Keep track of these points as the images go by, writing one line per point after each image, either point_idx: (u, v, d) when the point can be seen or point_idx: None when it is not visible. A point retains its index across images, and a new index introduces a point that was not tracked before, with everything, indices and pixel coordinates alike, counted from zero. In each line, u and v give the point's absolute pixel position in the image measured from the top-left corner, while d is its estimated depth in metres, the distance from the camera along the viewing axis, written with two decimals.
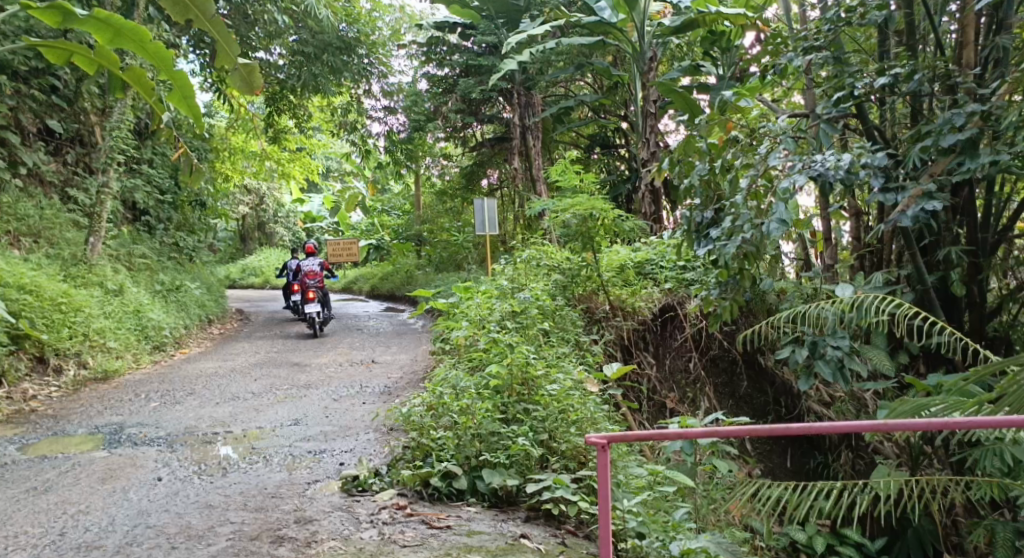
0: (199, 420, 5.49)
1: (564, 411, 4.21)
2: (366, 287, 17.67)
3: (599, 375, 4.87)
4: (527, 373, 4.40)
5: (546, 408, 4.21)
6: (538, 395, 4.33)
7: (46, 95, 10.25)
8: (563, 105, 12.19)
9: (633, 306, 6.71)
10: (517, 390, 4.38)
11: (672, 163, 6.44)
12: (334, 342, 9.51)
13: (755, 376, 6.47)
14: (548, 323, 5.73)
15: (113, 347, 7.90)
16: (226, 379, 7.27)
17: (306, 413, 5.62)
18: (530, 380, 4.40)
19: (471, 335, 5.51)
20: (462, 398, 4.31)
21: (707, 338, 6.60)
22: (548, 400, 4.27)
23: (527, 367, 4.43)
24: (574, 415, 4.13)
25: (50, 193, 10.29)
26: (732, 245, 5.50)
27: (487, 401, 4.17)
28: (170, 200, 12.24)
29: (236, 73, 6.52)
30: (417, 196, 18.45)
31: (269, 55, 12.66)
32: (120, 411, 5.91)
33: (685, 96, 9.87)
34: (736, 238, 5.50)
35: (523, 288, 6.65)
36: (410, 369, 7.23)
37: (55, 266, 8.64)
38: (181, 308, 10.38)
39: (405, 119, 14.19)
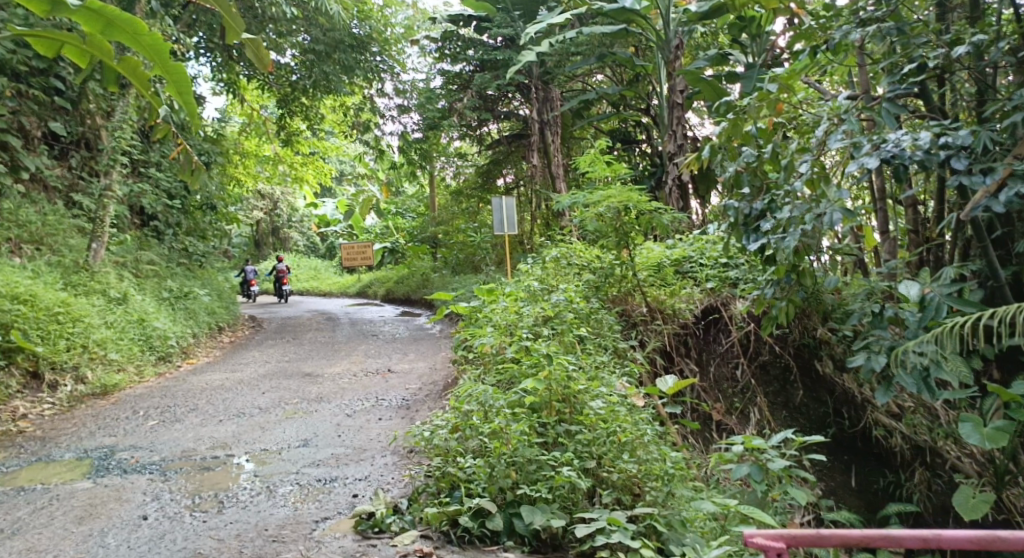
0: (197, 442, 4.96)
1: (612, 432, 3.62)
2: (380, 291, 17.13)
3: (653, 390, 4.25)
4: (569, 390, 3.79)
5: (592, 430, 3.64)
6: (582, 414, 3.76)
7: (48, 97, 9.62)
8: (584, 98, 11.58)
9: (674, 307, 6.13)
10: (557, 409, 3.79)
11: (713, 150, 5.77)
12: (348, 349, 8.98)
13: (812, 385, 5.89)
14: (585, 329, 5.16)
15: (115, 359, 7.40)
16: (232, 393, 6.74)
17: (316, 432, 5.07)
18: (573, 397, 3.82)
19: (499, 343, 4.97)
20: (490, 421, 3.72)
21: (757, 342, 6.02)
22: (593, 420, 3.68)
23: (566, 382, 3.82)
24: (625, 437, 3.54)
25: (54, 199, 9.86)
26: (794, 237, 4.82)
27: (523, 422, 3.60)
28: (179, 204, 11.78)
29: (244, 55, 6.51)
30: (431, 198, 17.91)
31: (280, 58, 12.28)
32: (113, 432, 5.39)
33: (713, 86, 9.18)
34: (795, 229, 4.84)
35: (554, 290, 6.07)
36: (430, 379, 6.67)
37: (55, 274, 8.17)
38: (189, 316, 9.85)
39: (418, 118, 13.47)
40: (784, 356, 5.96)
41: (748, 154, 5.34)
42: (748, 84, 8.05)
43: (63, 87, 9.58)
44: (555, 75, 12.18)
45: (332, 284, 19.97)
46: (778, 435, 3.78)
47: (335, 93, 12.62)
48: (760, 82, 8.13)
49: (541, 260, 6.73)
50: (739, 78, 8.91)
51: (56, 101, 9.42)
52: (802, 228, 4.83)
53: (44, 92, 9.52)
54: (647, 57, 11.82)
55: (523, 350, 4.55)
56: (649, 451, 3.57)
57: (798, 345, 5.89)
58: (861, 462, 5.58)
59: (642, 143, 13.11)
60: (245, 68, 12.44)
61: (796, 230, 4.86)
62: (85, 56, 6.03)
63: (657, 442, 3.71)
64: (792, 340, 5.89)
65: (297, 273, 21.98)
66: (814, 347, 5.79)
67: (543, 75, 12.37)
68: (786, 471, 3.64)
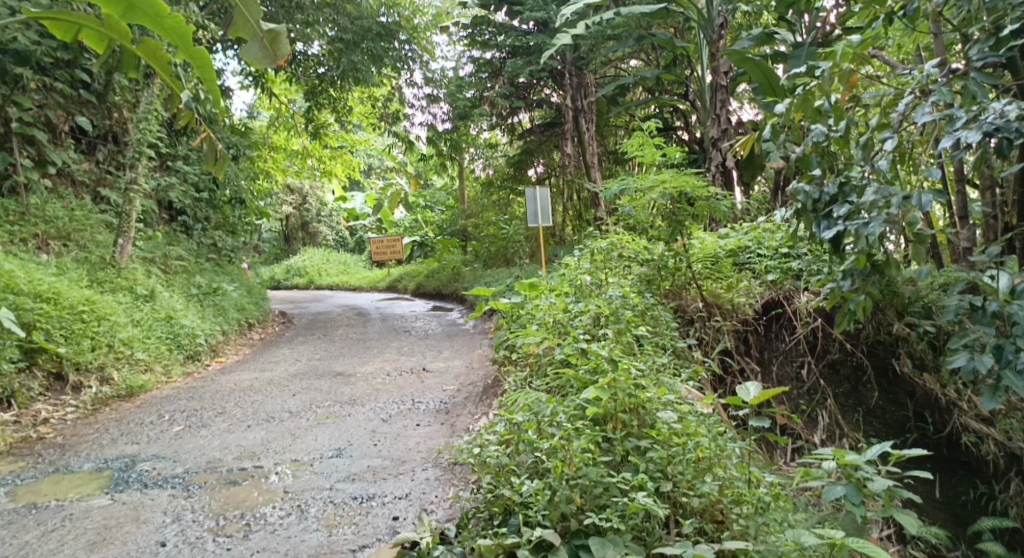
0: (223, 451, 4.60)
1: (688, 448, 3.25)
2: (411, 285, 16.71)
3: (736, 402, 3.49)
4: (637, 399, 3.39)
5: (667, 447, 3.26)
6: (652, 428, 3.36)
7: (74, 90, 9.35)
8: (621, 82, 11.05)
9: (732, 301, 5.70)
10: (623, 421, 3.38)
11: (776, 130, 5.30)
12: (380, 346, 8.61)
13: (888, 386, 5.42)
14: (643, 327, 4.73)
15: (142, 359, 7.11)
16: (262, 395, 6.40)
17: (350, 440, 4.70)
18: (641, 408, 3.40)
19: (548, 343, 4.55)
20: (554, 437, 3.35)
21: (825, 339, 5.56)
22: (667, 435, 3.30)
23: (633, 392, 3.41)
24: (702, 455, 3.18)
25: (82, 194, 9.58)
26: (880, 224, 4.31)
27: (587, 438, 3.22)
28: (207, 198, 11.47)
29: (255, 45, 5.99)
30: (460, 190, 17.45)
31: (308, 49, 11.94)
32: (134, 440, 5.05)
33: (759, 65, 8.62)
34: (880, 213, 4.35)
35: (605, 285, 5.62)
36: (469, 380, 6.26)
37: (80, 270, 7.89)
38: (218, 312, 9.54)
39: (448, 107, 13.00)
40: (856, 354, 5.49)
41: (817, 132, 4.84)
42: (795, 62, 8.05)
43: (88, 79, 9.29)
44: (590, 59, 11.62)
45: (361, 278, 19.61)
46: (873, 448, 3.31)
47: (362, 85, 12.22)
48: (810, 60, 7.88)
49: (588, 250, 6.28)
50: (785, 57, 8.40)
51: (83, 94, 9.15)
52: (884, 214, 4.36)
53: (70, 84, 9.24)
54: (688, 39, 11.24)
55: (580, 352, 4.13)
56: (729, 471, 3.19)
57: (872, 342, 5.41)
58: (946, 470, 5.04)
59: (680, 130, 12.53)
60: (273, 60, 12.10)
61: (877, 216, 4.38)
62: (102, 41, 5.72)
63: (740, 460, 3.32)
64: (866, 337, 5.40)
65: (327, 267, 21.67)
66: (890, 345, 5.32)
67: (577, 60, 11.84)
68: (887, 492, 3.16)
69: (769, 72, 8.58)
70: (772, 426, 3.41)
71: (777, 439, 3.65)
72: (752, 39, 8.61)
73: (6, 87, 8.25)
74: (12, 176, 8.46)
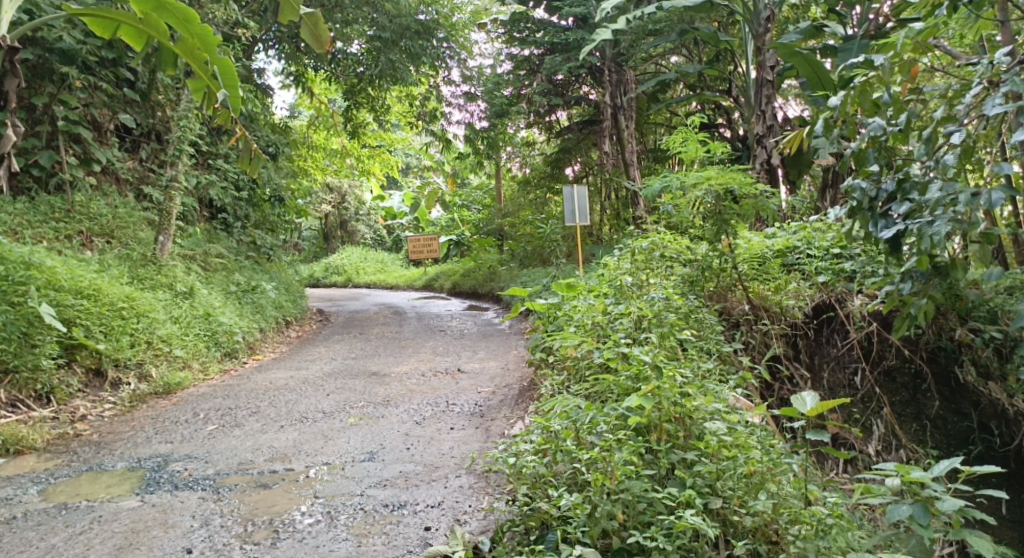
0: (255, 452, 4.52)
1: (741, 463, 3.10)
2: (447, 284, 16.63)
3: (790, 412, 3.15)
4: (683, 408, 3.25)
5: (717, 461, 3.13)
6: (700, 440, 3.23)
7: (119, 89, 9.43)
8: (662, 78, 10.81)
9: (780, 304, 5.55)
10: (669, 431, 3.25)
11: (829, 125, 5.10)
12: (416, 345, 8.52)
13: (949, 395, 5.27)
14: (689, 330, 4.56)
15: (180, 356, 7.10)
16: (296, 394, 6.33)
17: (382, 443, 4.60)
18: (688, 418, 3.28)
19: (588, 347, 4.40)
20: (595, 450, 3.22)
21: (881, 345, 5.40)
22: (716, 448, 3.16)
23: (681, 401, 3.29)
24: (754, 470, 3.06)
25: (126, 192, 9.62)
26: (945, 224, 4.15)
27: (631, 449, 3.09)
28: (247, 196, 11.51)
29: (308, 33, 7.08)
30: (496, 189, 17.32)
31: (347, 47, 11.88)
32: (168, 438, 5.00)
33: (809, 60, 8.32)
34: (947, 212, 4.20)
35: (647, 286, 5.44)
36: (504, 382, 6.12)
37: (122, 267, 7.91)
38: (257, 310, 9.53)
39: (485, 105, 12.88)
40: (915, 361, 5.33)
41: (875, 126, 4.74)
42: (846, 56, 7.82)
43: (132, 78, 9.36)
44: (631, 55, 11.38)
45: (398, 277, 19.60)
46: (942, 464, 3.19)
47: (400, 84, 12.15)
48: (861, 54, 7.60)
49: (630, 251, 6.02)
50: (835, 52, 8.14)
51: (127, 93, 9.23)
52: (951, 214, 4.19)
53: (114, 83, 9.31)
54: (733, 34, 10.96)
55: (621, 356, 3.96)
56: (780, 487, 3.06)
57: (932, 349, 5.26)
58: (1014, 486, 4.88)
59: (722, 128, 12.26)
60: (313, 59, 12.11)
61: (943, 215, 4.23)
62: (139, 38, 5.68)
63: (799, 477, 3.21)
64: (925, 343, 5.25)
65: (364, 265, 21.72)
66: (952, 351, 5.16)
67: (617, 56, 11.60)
68: (958, 513, 3.03)
69: (819, 67, 8.28)
70: (833, 439, 3.12)
71: (840, 454, 3.35)
72: (801, 34, 8.36)
73: (52, 86, 8.33)
74: (57, 173, 8.56)
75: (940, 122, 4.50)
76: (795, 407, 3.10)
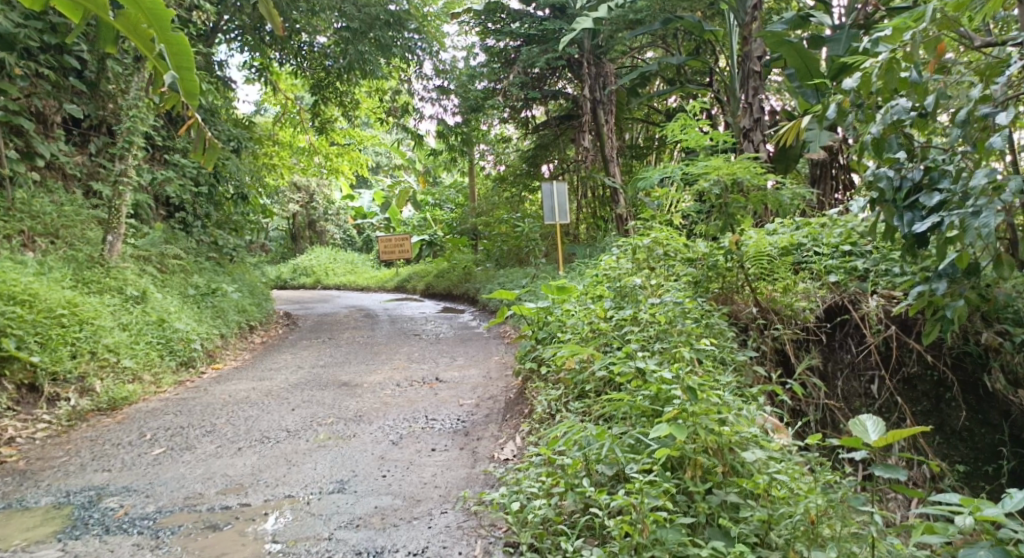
0: (204, 483, 3.92)
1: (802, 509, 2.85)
2: (419, 286, 15.95)
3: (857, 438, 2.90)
4: (721, 438, 3.03)
5: (767, 505, 2.91)
6: (742, 476, 3.00)
7: (64, 77, 8.66)
8: (643, 71, 10.29)
9: (791, 306, 5.07)
10: (704, 466, 3.01)
11: (842, 109, 4.70)
12: (389, 351, 7.93)
13: (976, 406, 4.80)
14: (706, 340, 4.07)
15: (128, 368, 6.43)
16: (258, 409, 5.71)
17: (354, 470, 4.03)
18: (727, 449, 3.06)
19: (594, 355, 3.99)
20: (613, 491, 3.06)
21: (900, 350, 4.92)
22: (764, 488, 2.92)
23: (721, 433, 3.06)
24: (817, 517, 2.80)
25: (72, 189, 8.82)
26: (993, 214, 3.78)
27: (662, 491, 2.89)
28: (207, 193, 10.75)
29: None
30: (470, 187, 16.73)
31: (312, 43, 11.30)
32: (105, 466, 4.35)
33: (797, 49, 7.52)
34: (995, 206, 3.82)
35: (657, 290, 4.96)
36: (488, 393, 5.56)
37: (65, 270, 7.20)
38: (217, 314, 8.84)
39: (459, 100, 12.31)
40: (938, 368, 4.88)
41: (899, 108, 4.28)
42: (835, 46, 7.40)
43: (80, 67, 8.60)
44: (610, 48, 10.85)
45: (369, 278, 18.91)
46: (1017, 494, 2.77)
47: (370, 77, 11.50)
48: (851, 43, 7.27)
49: (630, 246, 5.58)
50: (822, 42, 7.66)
51: (73, 82, 8.48)
52: (996, 204, 3.83)
53: (59, 71, 8.55)
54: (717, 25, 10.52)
55: (637, 374, 3.59)
56: (840, 531, 2.81)
57: (957, 354, 4.82)
58: None
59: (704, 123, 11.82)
60: (278, 52, 11.44)
61: (987, 206, 3.86)
62: (76, 10, 4.73)
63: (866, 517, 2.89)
64: (950, 348, 4.82)
65: (333, 267, 20.97)
66: (979, 357, 4.73)
67: (596, 48, 11.07)
68: None
69: (809, 56, 7.49)
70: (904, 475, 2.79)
71: (905, 491, 2.97)
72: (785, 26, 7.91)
73: None
74: None
75: (974, 103, 4.11)
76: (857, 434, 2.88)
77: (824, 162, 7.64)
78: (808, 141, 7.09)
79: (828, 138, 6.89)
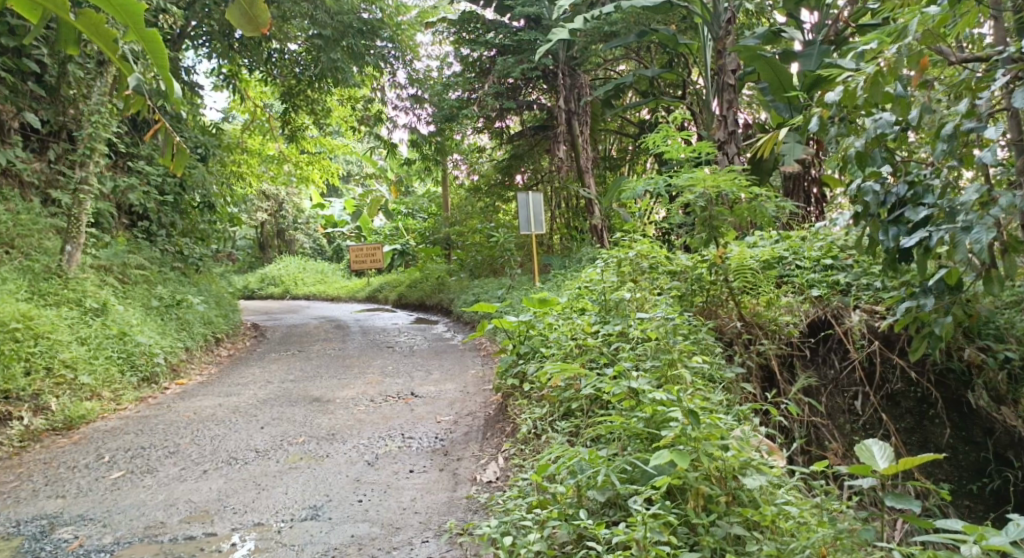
0: (166, 510, 3.71)
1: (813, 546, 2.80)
2: (392, 296, 15.72)
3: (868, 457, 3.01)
4: (725, 468, 3.00)
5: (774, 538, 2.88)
6: (745, 505, 2.99)
7: (21, 81, 8.32)
8: (618, 82, 10.21)
9: (775, 321, 4.94)
10: (706, 496, 2.99)
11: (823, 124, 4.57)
12: (362, 365, 7.71)
13: (960, 422, 4.68)
14: (697, 357, 3.97)
15: (88, 384, 6.15)
16: (224, 427, 5.47)
17: (327, 494, 3.82)
18: (731, 477, 3.04)
19: (587, 375, 3.89)
20: (612, 522, 3.04)
21: (884, 366, 4.80)
22: (773, 520, 2.91)
23: (724, 461, 3.04)
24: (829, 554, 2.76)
25: (29, 197, 8.47)
26: (985, 230, 3.67)
27: (666, 525, 2.87)
28: (172, 202, 10.42)
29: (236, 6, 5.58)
30: (444, 197, 16.54)
31: (282, 51, 11.06)
32: (59, 492, 4.10)
33: (772, 63, 7.41)
34: (988, 221, 3.68)
35: (644, 305, 4.86)
36: (466, 410, 5.37)
37: (19, 282, 6.89)
38: (182, 327, 8.55)
39: (432, 109, 12.14)
40: (921, 384, 4.76)
41: (884, 122, 4.12)
42: (807, 61, 7.39)
43: (38, 71, 8.28)
44: (585, 59, 10.76)
45: (340, 288, 18.61)
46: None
47: (342, 86, 11.27)
48: (823, 60, 7.32)
49: (614, 259, 5.38)
50: (793, 57, 7.65)
51: (31, 86, 8.15)
52: (987, 219, 3.70)
53: (16, 76, 8.22)
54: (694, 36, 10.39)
55: (631, 393, 3.51)
56: None
57: (940, 370, 4.69)
58: None
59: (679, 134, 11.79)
60: (247, 59, 11.17)
61: (979, 221, 3.74)
62: (35, 9, 4.37)
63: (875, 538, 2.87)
64: (933, 364, 4.68)
65: (303, 276, 20.63)
66: (962, 373, 4.59)
67: (571, 59, 10.96)
68: None
69: (783, 69, 7.42)
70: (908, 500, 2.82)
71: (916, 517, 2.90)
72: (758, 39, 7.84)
73: None
74: None
75: (960, 116, 3.97)
76: (866, 455, 3.03)
77: (798, 175, 7.55)
78: (783, 154, 7.07)
79: (802, 150, 6.96)
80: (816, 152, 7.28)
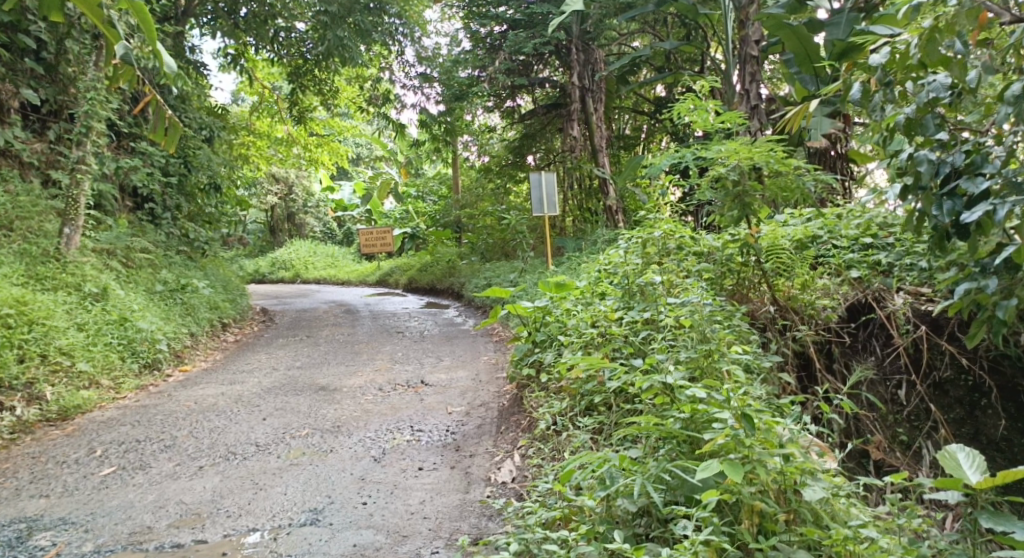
0: (155, 513, 3.44)
1: None
2: (402, 280, 15.39)
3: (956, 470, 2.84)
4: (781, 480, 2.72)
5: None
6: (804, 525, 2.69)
7: (18, 57, 7.98)
8: (636, 56, 9.71)
9: (812, 305, 4.62)
10: (760, 512, 2.72)
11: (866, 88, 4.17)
12: (371, 351, 7.40)
13: (1017, 414, 4.31)
14: (735, 348, 3.64)
15: (85, 372, 5.87)
16: (225, 419, 5.17)
17: (329, 495, 3.53)
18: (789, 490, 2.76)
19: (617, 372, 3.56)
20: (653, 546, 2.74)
21: (932, 353, 4.44)
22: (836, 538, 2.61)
23: (780, 472, 2.76)
24: None
25: (29, 178, 8.17)
26: None
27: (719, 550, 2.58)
28: (177, 183, 10.08)
29: None
30: (455, 179, 16.15)
31: (288, 30, 10.66)
32: (43, 491, 3.82)
33: (798, 34, 6.95)
34: None
35: (673, 288, 4.50)
36: (479, 400, 5.06)
37: (15, 266, 6.59)
38: (187, 312, 8.25)
39: (442, 87, 11.71)
40: (974, 372, 4.38)
41: (937, 85, 3.78)
42: (835, 30, 6.98)
43: (36, 47, 7.93)
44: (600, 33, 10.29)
45: (350, 272, 18.29)
46: None
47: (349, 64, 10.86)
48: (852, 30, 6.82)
49: (639, 240, 5.12)
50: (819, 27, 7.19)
51: (28, 62, 7.79)
52: None
53: (13, 52, 7.88)
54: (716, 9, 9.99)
55: (663, 389, 3.25)
56: None
57: (994, 357, 4.33)
58: None
59: None
60: (253, 39, 10.75)
61: None
62: None
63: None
64: (987, 350, 4.31)
65: (314, 261, 20.34)
66: (1018, 359, 4.23)
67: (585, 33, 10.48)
68: None
69: (809, 39, 6.95)
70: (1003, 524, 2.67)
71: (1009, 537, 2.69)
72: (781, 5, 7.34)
73: None
74: None
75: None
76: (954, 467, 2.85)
77: (824, 150, 7.16)
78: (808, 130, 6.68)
79: (830, 125, 6.53)
80: (843, 128, 6.87)
